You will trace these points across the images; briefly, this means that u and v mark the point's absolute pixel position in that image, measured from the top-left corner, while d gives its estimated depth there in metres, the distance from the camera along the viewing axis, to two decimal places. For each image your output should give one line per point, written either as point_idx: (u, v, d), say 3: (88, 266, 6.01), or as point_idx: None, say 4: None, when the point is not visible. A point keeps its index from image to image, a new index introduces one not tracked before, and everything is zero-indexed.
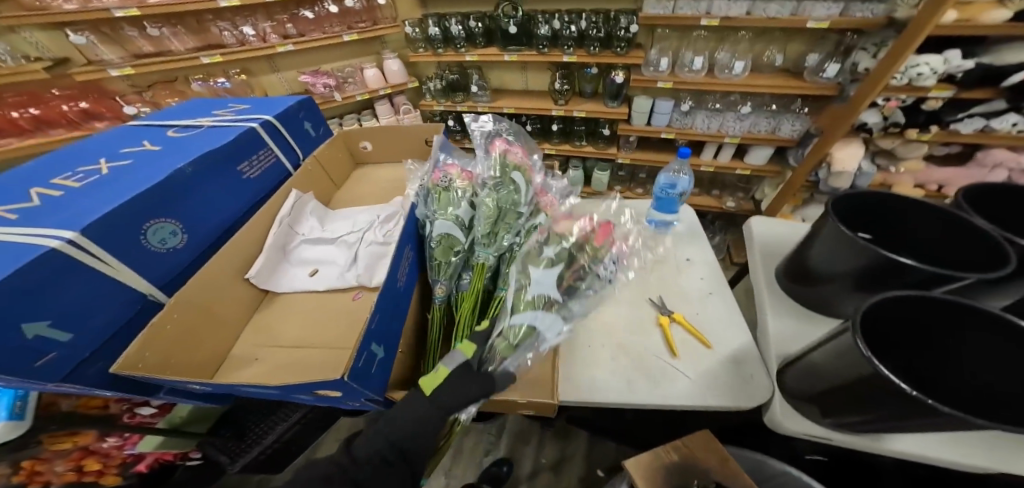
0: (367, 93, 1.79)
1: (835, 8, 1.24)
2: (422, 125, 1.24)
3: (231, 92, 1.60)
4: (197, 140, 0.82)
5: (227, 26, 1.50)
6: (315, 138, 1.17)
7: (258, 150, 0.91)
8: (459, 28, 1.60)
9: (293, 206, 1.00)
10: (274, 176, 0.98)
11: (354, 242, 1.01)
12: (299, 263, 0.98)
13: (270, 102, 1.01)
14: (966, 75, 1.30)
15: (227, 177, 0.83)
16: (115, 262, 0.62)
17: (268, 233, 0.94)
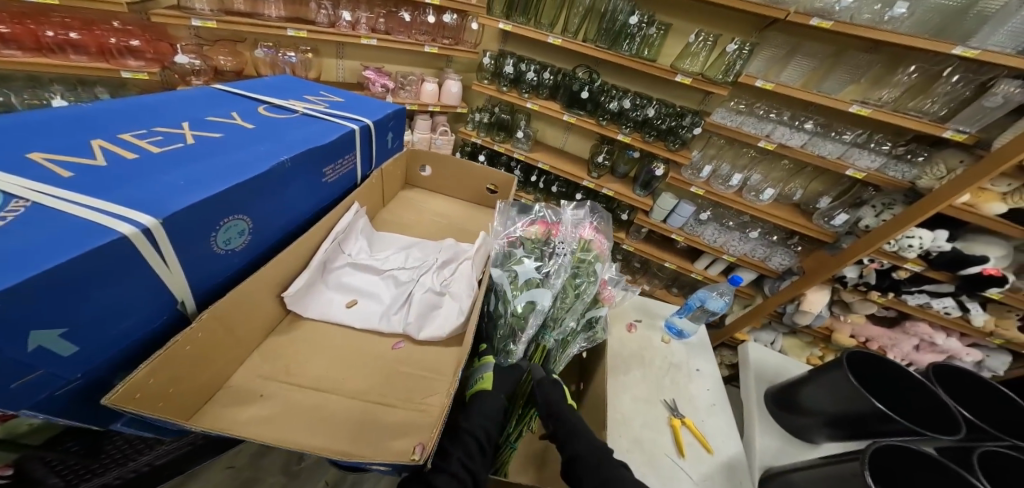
0: (417, 105, 1.75)
1: (875, 162, 1.31)
2: (488, 171, 1.14)
3: (294, 70, 1.52)
4: (288, 131, 0.75)
5: (327, 6, 1.42)
6: (392, 151, 1.09)
7: (344, 156, 0.84)
8: (533, 76, 1.62)
9: (350, 224, 0.86)
10: (343, 185, 0.89)
11: (405, 281, 0.82)
12: (337, 289, 0.79)
13: (364, 105, 0.97)
14: (940, 257, 1.26)
15: (310, 177, 0.75)
16: (171, 256, 0.49)
17: (319, 249, 0.78)
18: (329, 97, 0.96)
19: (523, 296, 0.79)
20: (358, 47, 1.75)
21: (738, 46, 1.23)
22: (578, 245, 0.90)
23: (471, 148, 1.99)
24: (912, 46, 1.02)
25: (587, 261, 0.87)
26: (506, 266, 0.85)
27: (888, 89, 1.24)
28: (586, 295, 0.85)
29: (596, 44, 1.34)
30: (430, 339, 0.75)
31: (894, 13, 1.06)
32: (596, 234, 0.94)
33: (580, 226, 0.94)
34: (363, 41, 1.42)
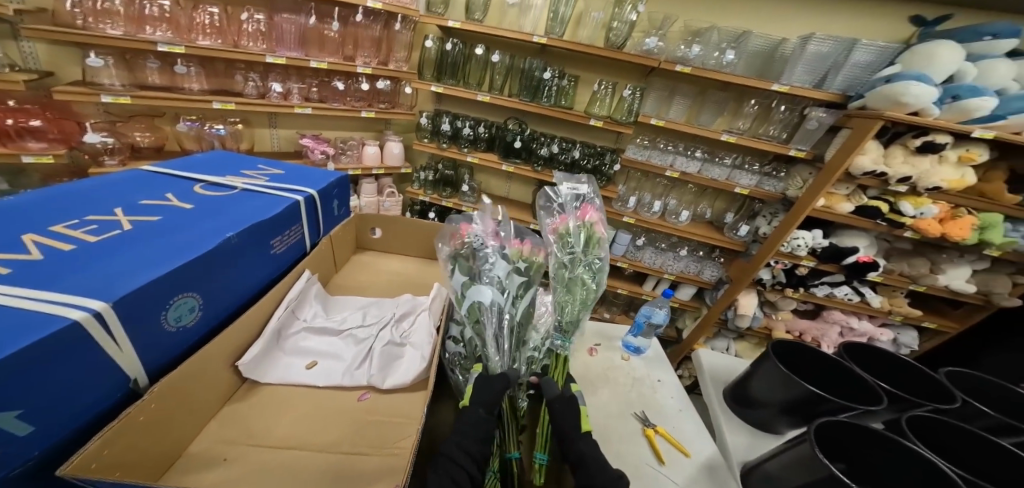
0: (360, 169, 1.79)
1: (752, 180, 1.56)
2: (440, 227, 1.18)
3: (223, 142, 1.50)
4: (232, 208, 0.74)
5: (255, 78, 1.47)
6: (340, 218, 1.08)
7: (289, 227, 0.82)
8: (469, 131, 1.74)
9: (303, 290, 0.82)
10: (289, 257, 0.85)
11: (365, 337, 0.77)
12: (296, 354, 0.73)
13: (307, 175, 0.97)
14: (823, 251, 1.48)
15: (257, 252, 0.72)
16: (123, 335, 0.45)
17: (272, 316, 0.72)
18: (269, 171, 0.96)
19: (486, 291, 0.75)
20: (291, 117, 1.78)
21: (631, 91, 1.44)
22: (570, 239, 0.88)
23: (419, 206, 2.03)
24: (744, 84, 1.29)
25: (569, 259, 0.87)
26: (483, 261, 0.80)
27: (740, 118, 1.50)
28: (575, 298, 0.86)
29: (519, 98, 1.52)
30: (395, 386, 0.71)
31: (728, 59, 1.33)
32: (594, 221, 0.90)
33: (575, 215, 0.91)
34: (297, 110, 1.47)
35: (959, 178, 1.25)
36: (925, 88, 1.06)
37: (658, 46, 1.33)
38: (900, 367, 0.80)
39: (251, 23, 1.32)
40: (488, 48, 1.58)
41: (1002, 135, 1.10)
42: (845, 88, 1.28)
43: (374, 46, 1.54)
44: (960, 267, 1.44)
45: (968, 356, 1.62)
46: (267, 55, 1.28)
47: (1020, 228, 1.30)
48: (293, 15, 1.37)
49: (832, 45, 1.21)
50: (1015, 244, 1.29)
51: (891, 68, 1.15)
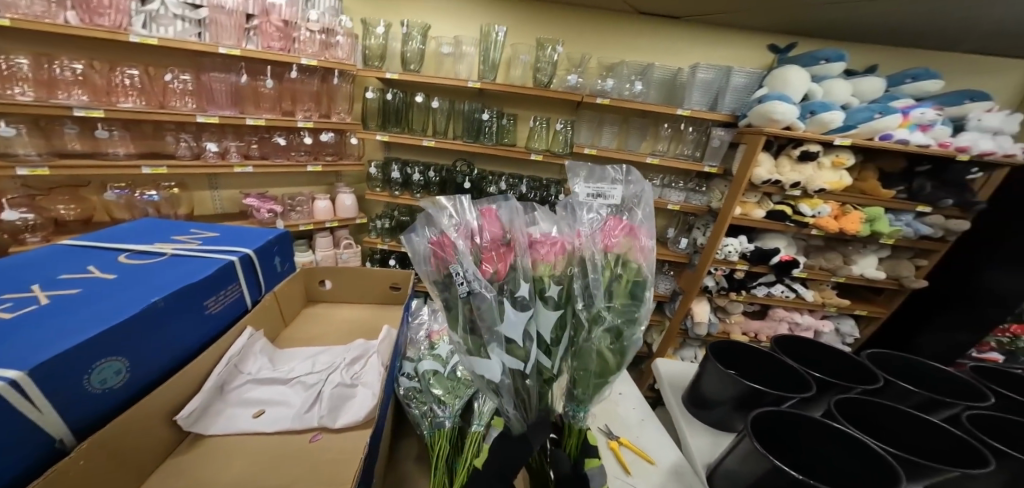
0: (311, 223, 1.73)
1: (682, 195, 1.68)
2: (392, 270, 1.15)
3: (157, 208, 1.41)
4: (160, 272, 0.68)
5: (187, 139, 1.43)
6: (285, 273, 1.00)
7: (226, 285, 0.75)
8: (420, 176, 1.77)
9: (246, 348, 0.75)
10: (230, 318, 0.77)
11: (314, 382, 0.72)
12: (241, 406, 0.67)
13: (244, 235, 0.91)
14: (752, 254, 1.60)
15: (186, 315, 0.65)
16: (38, 399, 0.42)
17: (212, 371, 0.66)
18: (203, 232, 0.89)
19: (496, 351, 0.45)
20: (233, 176, 1.72)
21: (564, 124, 1.56)
22: (617, 267, 0.50)
23: (379, 254, 1.97)
24: (655, 111, 1.44)
25: (613, 305, 0.49)
26: (485, 305, 0.44)
27: (659, 141, 1.65)
28: (593, 368, 0.51)
29: (462, 140, 1.58)
30: (346, 427, 0.66)
31: (638, 89, 1.48)
32: (642, 244, 0.50)
33: (611, 225, 0.50)
34: (236, 169, 1.42)
35: (837, 179, 1.44)
36: (788, 107, 1.26)
37: (579, 82, 1.49)
38: (825, 355, 0.72)
39: (177, 83, 1.30)
40: (429, 96, 1.66)
41: (857, 141, 1.31)
42: (735, 108, 1.46)
43: (314, 99, 1.56)
44: (868, 257, 1.62)
45: (902, 337, 1.76)
46: (199, 115, 1.26)
47: (901, 217, 1.49)
48: (223, 74, 1.36)
49: (715, 72, 1.40)
50: (901, 232, 1.47)
51: (761, 91, 1.35)
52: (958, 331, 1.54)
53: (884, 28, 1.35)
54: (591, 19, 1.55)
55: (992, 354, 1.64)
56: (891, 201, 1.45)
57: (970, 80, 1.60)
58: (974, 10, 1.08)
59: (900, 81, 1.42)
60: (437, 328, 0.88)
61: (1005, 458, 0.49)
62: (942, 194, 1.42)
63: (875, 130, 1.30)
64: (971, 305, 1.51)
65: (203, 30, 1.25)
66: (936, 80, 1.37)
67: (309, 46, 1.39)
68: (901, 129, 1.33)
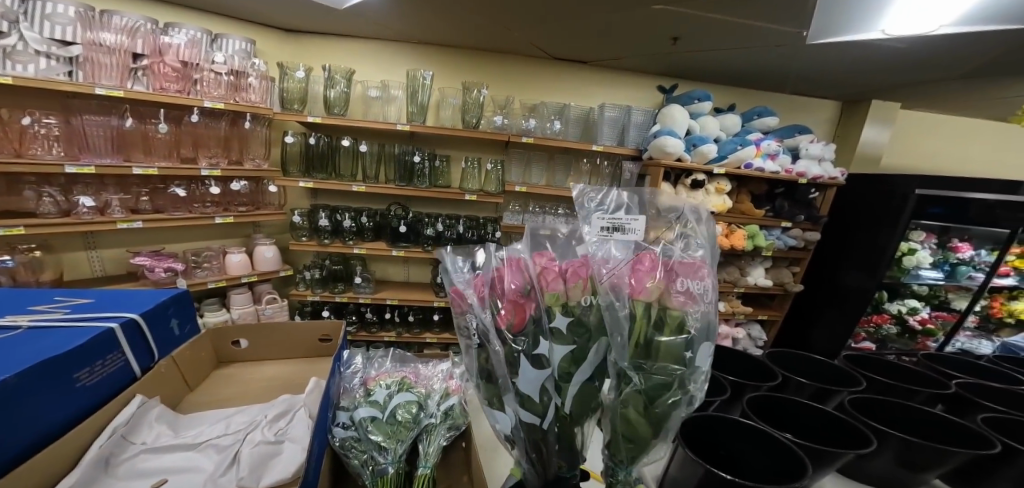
0: (223, 280, 1.53)
1: None
2: (319, 322, 1.03)
3: (12, 275, 1.14)
4: (12, 345, 0.54)
5: (52, 192, 1.21)
6: (184, 338, 0.85)
7: (105, 353, 0.61)
8: (351, 223, 1.68)
9: (137, 417, 0.61)
10: (109, 395, 0.62)
11: (230, 443, 0.60)
12: (132, 481, 0.52)
13: (130, 298, 0.77)
14: None
15: (41, 389, 0.50)
16: None
17: (93, 447, 0.53)
18: (71, 301, 0.73)
19: (509, 402, 0.37)
20: (116, 233, 1.48)
21: (493, 165, 1.62)
22: (657, 320, 0.35)
23: (311, 307, 1.79)
24: (572, 147, 1.57)
25: (645, 363, 0.36)
26: (508, 355, 0.36)
27: (580, 176, 1.75)
28: (619, 425, 0.38)
29: (395, 183, 1.56)
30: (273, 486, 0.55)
31: (557, 127, 1.61)
32: (697, 287, 0.35)
33: (644, 262, 0.37)
34: (121, 225, 1.24)
35: (721, 203, 1.66)
36: (676, 141, 1.48)
37: (505, 123, 1.58)
38: (731, 355, 0.78)
39: (39, 128, 1.11)
40: (355, 139, 1.63)
41: (729, 170, 1.58)
42: (638, 144, 1.66)
43: (221, 144, 1.45)
44: (757, 269, 1.88)
45: (800, 337, 1.98)
46: (68, 166, 1.09)
47: (772, 232, 1.77)
48: (101, 117, 1.20)
49: (619, 111, 1.59)
50: (774, 244, 1.75)
51: (655, 127, 1.57)
52: (838, 326, 1.78)
53: (738, 74, 1.69)
54: (509, 65, 1.69)
55: (866, 345, 1.94)
56: (763, 219, 1.73)
57: (803, 118, 2.02)
58: (796, 58, 1.40)
59: (751, 118, 1.74)
60: (373, 374, 0.78)
61: (887, 437, 0.57)
62: (795, 211, 1.74)
63: (740, 159, 1.57)
64: (842, 301, 1.77)
65: (75, 68, 1.12)
66: (773, 117, 1.71)
67: (213, 88, 1.31)
68: (757, 157, 1.62)
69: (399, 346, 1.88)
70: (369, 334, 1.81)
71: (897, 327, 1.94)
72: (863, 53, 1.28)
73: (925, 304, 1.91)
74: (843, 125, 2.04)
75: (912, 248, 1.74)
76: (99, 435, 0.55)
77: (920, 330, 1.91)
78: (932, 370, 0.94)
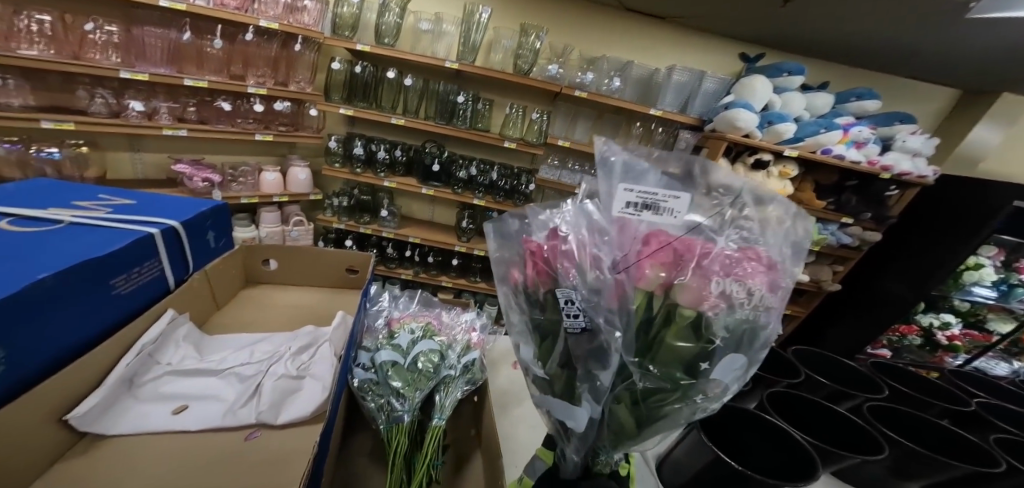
0: (256, 197, 1.59)
1: None
2: (345, 252, 1.07)
3: (57, 168, 1.22)
4: (58, 239, 0.58)
5: (104, 95, 1.26)
6: (219, 250, 0.91)
7: (143, 261, 0.66)
8: (384, 155, 1.68)
9: (164, 334, 0.65)
10: (144, 300, 0.67)
11: (252, 374, 0.63)
12: (156, 403, 0.57)
13: (169, 205, 0.81)
14: None
15: (90, 294, 0.55)
16: None
17: (118, 365, 0.56)
18: (115, 200, 0.77)
19: (585, 396, 0.34)
20: (160, 138, 1.55)
21: (540, 115, 1.53)
22: (713, 328, 0.29)
23: (335, 234, 1.85)
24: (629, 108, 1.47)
25: (652, 363, 0.31)
26: (599, 346, 0.32)
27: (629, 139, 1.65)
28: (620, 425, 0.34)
29: (434, 122, 1.53)
30: (290, 423, 0.58)
31: (615, 85, 1.50)
32: (727, 286, 0.28)
33: (660, 246, 0.31)
34: (166, 132, 1.28)
35: (783, 188, 1.53)
36: (750, 116, 1.35)
37: (559, 73, 1.48)
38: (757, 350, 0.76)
39: (99, 35, 1.14)
40: (401, 72, 1.58)
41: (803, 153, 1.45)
42: (703, 113, 1.53)
43: (270, 65, 1.44)
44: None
45: (815, 335, 1.95)
46: (121, 71, 1.11)
47: (828, 226, 1.64)
48: (159, 29, 1.22)
49: (690, 76, 1.47)
50: (826, 240, 1.62)
51: (729, 98, 1.43)
52: (859, 332, 1.76)
53: (837, 48, 1.48)
54: (576, 8, 1.54)
55: (882, 352, 1.86)
56: (823, 211, 1.61)
57: (896, 109, 1.79)
58: (917, 33, 1.19)
59: (848, 98, 1.57)
60: (398, 315, 0.83)
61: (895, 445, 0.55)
62: (863, 208, 1.61)
63: (819, 143, 1.44)
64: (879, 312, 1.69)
65: None
66: (875, 101, 1.53)
67: (270, 8, 1.28)
68: (840, 144, 1.47)
69: (413, 284, 1.95)
70: (388, 269, 1.87)
71: (921, 339, 1.84)
72: (1011, 29, 1.06)
73: (958, 320, 1.79)
74: (951, 119, 1.82)
75: (979, 263, 1.60)
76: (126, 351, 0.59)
77: (944, 344, 1.81)
78: (955, 385, 0.90)
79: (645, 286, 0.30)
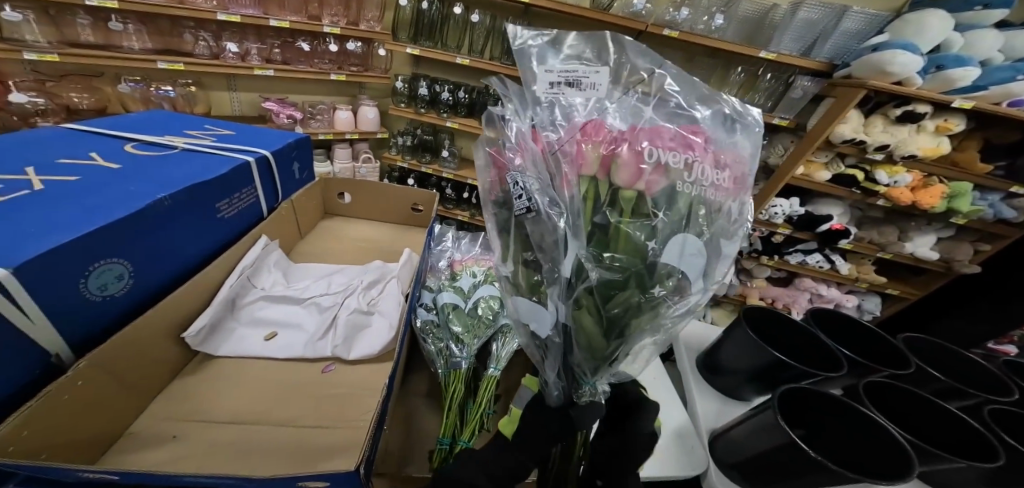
0: (330, 133, 1.68)
1: None
2: (410, 189, 1.10)
3: (172, 104, 1.37)
4: (171, 163, 0.66)
5: (207, 37, 1.36)
6: (302, 181, 0.99)
7: (242, 187, 0.73)
8: (448, 96, 1.65)
9: (258, 259, 0.74)
10: (243, 223, 0.76)
11: (329, 305, 0.70)
12: (252, 325, 0.67)
13: (261, 136, 0.88)
14: (799, 219, 1.45)
15: (200, 216, 0.64)
16: (48, 298, 0.41)
17: (221, 287, 0.66)
18: (217, 130, 0.86)
19: (555, 297, 0.31)
20: (251, 78, 1.65)
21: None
22: (661, 205, 0.28)
23: (398, 173, 1.91)
24: (728, 49, 1.27)
25: (604, 253, 0.29)
26: (560, 237, 0.29)
27: (725, 86, 1.48)
28: (588, 337, 0.32)
29: (500, 62, 1.45)
30: (360, 359, 0.65)
31: (717, 24, 1.29)
32: (671, 158, 0.27)
33: (596, 125, 0.28)
34: (257, 72, 1.37)
35: (935, 146, 1.25)
36: (911, 57, 1.07)
37: (646, 8, 1.29)
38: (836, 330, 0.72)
39: None
40: (468, 7, 1.49)
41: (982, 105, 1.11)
42: (833, 56, 1.28)
43: (343, 3, 1.44)
44: (925, 236, 1.48)
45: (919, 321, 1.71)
46: (217, 14, 1.17)
47: (987, 197, 1.32)
48: None
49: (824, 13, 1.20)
50: (980, 213, 1.32)
51: (882, 37, 1.15)
52: (983, 323, 1.47)
53: None
54: None
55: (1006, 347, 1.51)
56: (985, 178, 1.27)
57: None
58: None
59: None
60: (459, 258, 0.89)
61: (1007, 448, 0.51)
62: None
63: (1008, 93, 1.10)
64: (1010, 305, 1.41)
65: None
66: None
67: None
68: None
69: (469, 226, 2.00)
70: (447, 211, 1.92)
71: None
72: None
73: None
74: None
75: None
76: (229, 272, 0.69)
77: None
78: None
79: (591, 165, 0.28)
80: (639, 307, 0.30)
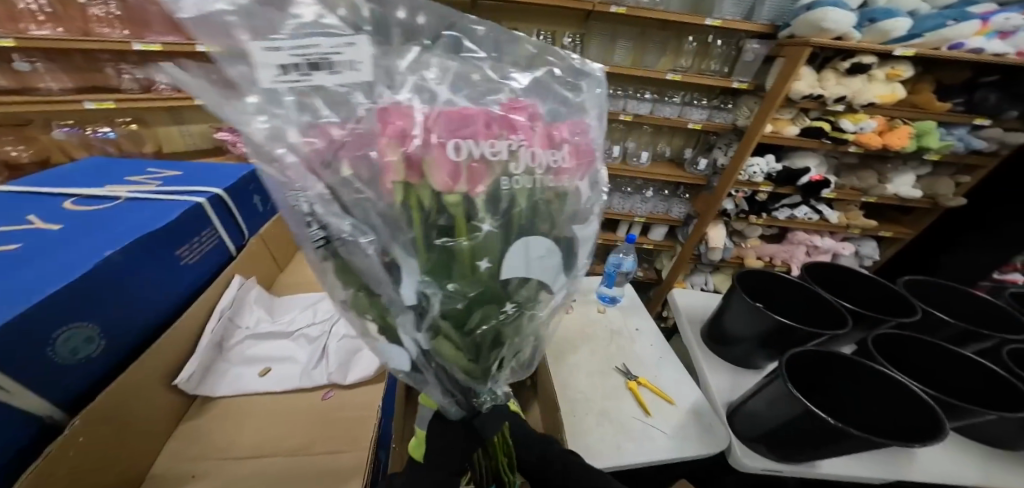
0: None
1: (704, 113, 1.46)
2: None
3: (116, 146, 1.37)
4: (121, 215, 0.64)
5: (131, 70, 1.31)
6: (269, 213, 0.98)
7: (201, 229, 0.72)
8: None
9: (239, 297, 0.74)
10: (212, 265, 0.75)
11: (318, 334, 0.71)
12: (245, 363, 0.67)
13: (216, 173, 0.86)
14: (778, 175, 1.46)
15: (164, 264, 0.62)
16: (21, 364, 0.41)
17: (204, 331, 0.66)
18: (163, 173, 0.83)
19: (407, 326, 0.29)
20: (198, 109, 1.60)
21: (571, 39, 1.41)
22: (492, 211, 0.26)
23: None
24: (678, 21, 1.24)
25: (445, 277, 0.28)
26: (390, 264, 0.27)
27: (680, 56, 1.45)
28: (458, 353, 0.32)
29: None
30: (358, 382, 0.65)
31: None
32: (488, 150, 0.25)
33: (398, 111, 0.24)
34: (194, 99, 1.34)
35: (891, 92, 1.27)
36: (843, 15, 1.09)
37: None
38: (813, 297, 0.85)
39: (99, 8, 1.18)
40: None
41: (921, 51, 1.14)
42: (774, 18, 1.30)
43: None
44: (904, 175, 1.51)
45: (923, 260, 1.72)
46: (132, 43, 1.13)
47: (953, 131, 1.36)
48: None
49: None
50: (950, 147, 1.36)
51: None
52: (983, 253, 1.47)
53: None
54: None
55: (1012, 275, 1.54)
56: (946, 115, 1.30)
57: None
58: None
59: None
60: None
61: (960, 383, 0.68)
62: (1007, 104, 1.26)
63: (942, 39, 1.14)
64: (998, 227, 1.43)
65: None
66: None
67: None
68: (976, 37, 1.16)
69: None
70: None
71: None
72: None
73: None
74: None
75: None
76: (211, 315, 0.69)
77: None
78: None
79: (398, 175, 0.24)
80: (498, 319, 0.31)
